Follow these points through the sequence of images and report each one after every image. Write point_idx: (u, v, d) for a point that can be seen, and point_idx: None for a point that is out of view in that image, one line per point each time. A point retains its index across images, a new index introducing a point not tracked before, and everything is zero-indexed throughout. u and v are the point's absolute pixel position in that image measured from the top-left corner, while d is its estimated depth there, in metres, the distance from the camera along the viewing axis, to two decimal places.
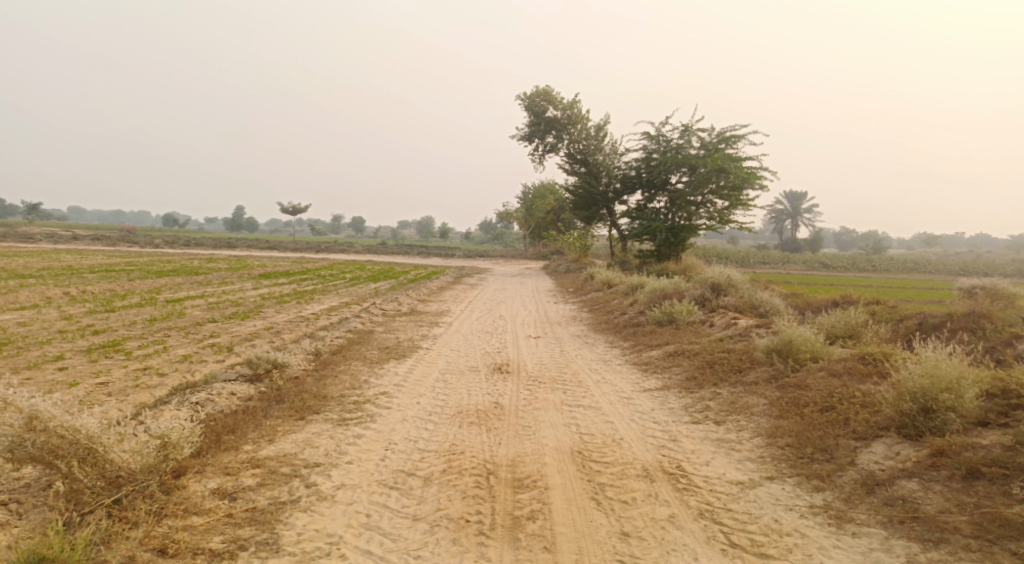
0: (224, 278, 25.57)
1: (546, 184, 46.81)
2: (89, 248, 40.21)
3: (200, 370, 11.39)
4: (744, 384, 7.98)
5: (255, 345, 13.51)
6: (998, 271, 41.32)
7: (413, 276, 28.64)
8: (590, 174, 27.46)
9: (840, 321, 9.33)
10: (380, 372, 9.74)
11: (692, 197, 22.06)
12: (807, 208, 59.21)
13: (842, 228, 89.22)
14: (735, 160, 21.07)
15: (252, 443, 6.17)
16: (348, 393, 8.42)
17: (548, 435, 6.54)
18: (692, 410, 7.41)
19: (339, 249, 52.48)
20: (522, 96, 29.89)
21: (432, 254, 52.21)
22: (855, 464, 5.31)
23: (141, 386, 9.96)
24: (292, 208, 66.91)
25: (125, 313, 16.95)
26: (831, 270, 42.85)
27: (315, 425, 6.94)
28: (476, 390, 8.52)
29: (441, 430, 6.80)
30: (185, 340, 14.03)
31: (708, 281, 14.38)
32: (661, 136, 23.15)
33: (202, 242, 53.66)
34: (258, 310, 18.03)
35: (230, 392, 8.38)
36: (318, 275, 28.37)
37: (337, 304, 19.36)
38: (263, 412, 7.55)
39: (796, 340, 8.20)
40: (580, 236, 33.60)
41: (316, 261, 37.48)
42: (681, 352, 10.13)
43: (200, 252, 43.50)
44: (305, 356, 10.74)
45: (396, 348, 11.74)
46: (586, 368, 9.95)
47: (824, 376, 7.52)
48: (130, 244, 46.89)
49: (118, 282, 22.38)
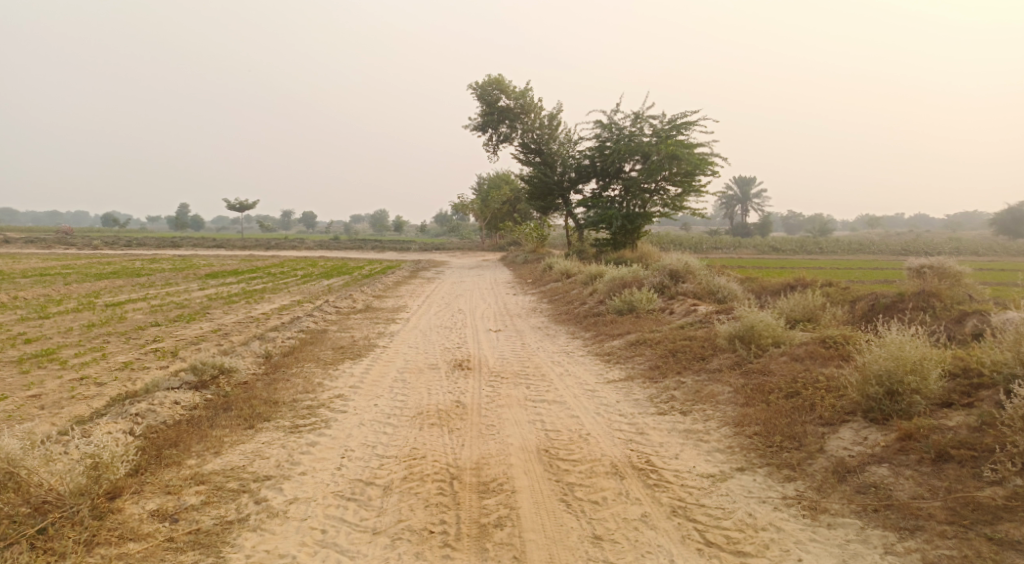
0: (168, 279, 24.57)
1: (501, 175, 46.52)
2: (23, 252, 38.22)
3: (143, 377, 10.79)
4: (708, 372, 7.89)
5: (202, 349, 12.92)
6: (936, 250, 42.84)
7: (367, 271, 28.09)
8: (544, 164, 27.29)
9: (799, 305, 9.33)
10: (336, 373, 9.36)
11: (645, 185, 22.11)
12: (756, 193, 60.39)
13: (789, 213, 91.49)
14: (686, 147, 21.16)
15: (196, 457, 5.76)
16: (302, 397, 8.03)
17: (512, 434, 6.31)
18: (658, 400, 7.27)
19: (290, 246, 51.23)
20: (473, 86, 29.49)
21: (387, 248, 51.39)
22: (824, 451, 5.23)
23: (79, 398, 9.36)
24: (240, 205, 65.06)
25: (61, 319, 16.04)
26: (780, 254, 43.84)
27: (265, 434, 6.55)
28: (436, 388, 8.23)
29: (400, 433, 6.50)
30: (126, 346, 13.32)
31: (666, 268, 14.34)
32: (614, 125, 23.09)
33: (146, 241, 51.65)
34: (205, 311, 17.32)
35: (173, 401, 7.89)
36: (269, 273, 27.53)
37: (289, 303, 18.73)
38: (209, 422, 7.11)
39: (758, 326, 8.15)
40: (536, 227, 33.47)
41: (267, 259, 36.45)
42: (642, 341, 10.02)
43: (143, 252, 41.83)
44: (255, 359, 10.27)
45: (352, 347, 11.35)
46: (548, 361, 9.75)
47: (787, 361, 7.48)
48: (68, 246, 44.80)
49: (54, 287, 21.27)
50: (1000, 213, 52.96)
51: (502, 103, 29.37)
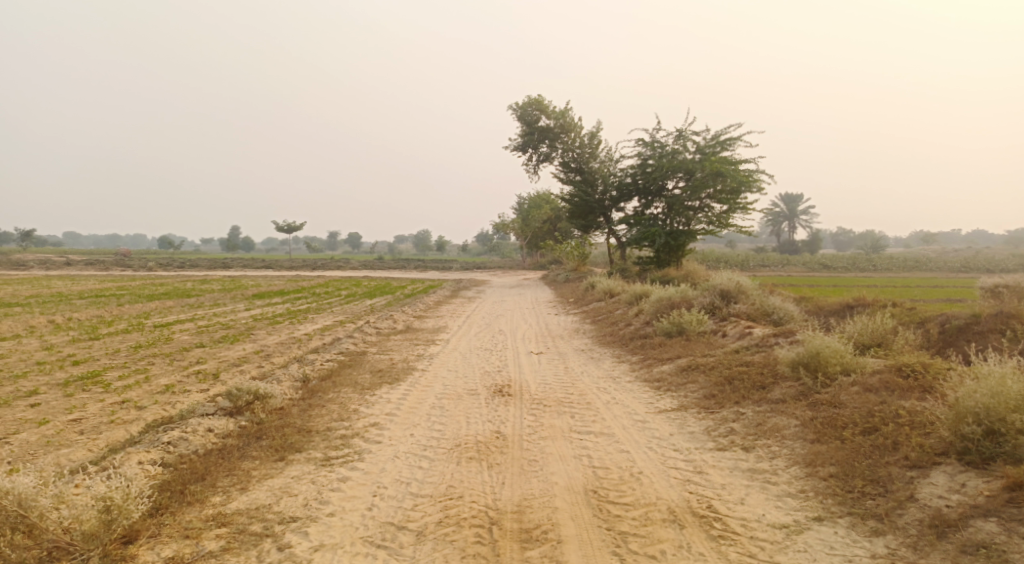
0: (216, 300, 24.80)
1: (543, 194, 46.10)
2: (81, 275, 39.18)
3: (181, 402, 10.60)
4: (770, 402, 7.25)
5: (243, 371, 12.76)
6: (999, 267, 40.83)
7: (410, 291, 28.02)
8: (586, 182, 26.83)
9: (866, 329, 8.58)
10: (372, 399, 8.98)
11: (689, 203, 21.45)
12: (804, 209, 58.76)
13: (840, 229, 88.79)
14: (732, 163, 20.48)
15: (222, 493, 5.44)
16: (336, 426, 7.67)
17: (557, 471, 5.80)
18: (716, 434, 6.68)
19: (335, 267, 51.73)
20: (514, 106, 29.26)
21: (429, 268, 51.47)
22: (915, 499, 4.59)
23: (116, 423, 9.18)
24: (287, 226, 66.33)
25: (109, 341, 16.15)
26: (831, 272, 42.31)
27: (295, 467, 6.18)
28: (475, 417, 7.77)
29: (436, 468, 6.06)
30: (169, 368, 13.25)
31: (716, 288, 13.65)
32: (656, 141, 22.52)
33: (197, 262, 52.99)
34: (249, 332, 17.27)
35: (206, 429, 7.61)
36: (313, 293, 27.61)
37: (331, 324, 18.58)
38: (240, 452, 6.79)
39: (824, 352, 7.49)
40: (578, 245, 32.98)
41: (310, 279, 36.71)
42: (695, 366, 9.39)
43: (194, 274, 42.73)
44: (292, 383, 9.97)
45: (390, 371, 10.99)
46: (593, 387, 9.20)
47: (859, 391, 6.81)
48: (123, 268, 45.95)
49: (106, 308, 21.64)
50: None
51: (542, 122, 29.08)
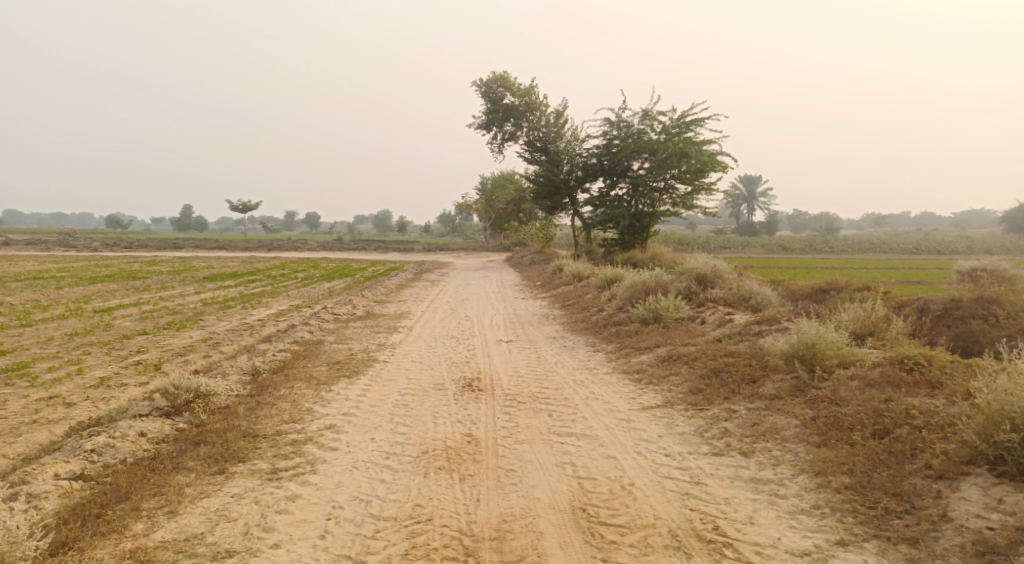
0: (166, 282, 23.38)
1: (506, 175, 45.27)
2: (21, 254, 36.92)
3: (116, 397, 9.57)
4: (764, 399, 6.69)
5: (188, 362, 11.73)
6: (950, 249, 41.77)
7: (371, 273, 26.98)
8: (551, 163, 26.13)
9: (858, 318, 8.09)
10: (328, 396, 8.15)
11: (654, 183, 20.91)
12: (762, 191, 59.39)
13: (795, 212, 90.18)
14: (695, 144, 19.94)
15: (146, 520, 4.66)
16: (287, 430, 6.84)
17: (539, 483, 5.15)
18: (710, 436, 6.08)
19: (294, 247, 50.10)
20: (476, 83, 28.35)
21: (390, 249, 50.32)
22: (949, 519, 4.10)
23: (40, 423, 8.15)
24: (243, 206, 64.20)
25: (43, 328, 14.87)
26: (789, 253, 42.68)
27: (237, 482, 5.37)
28: (442, 417, 7.03)
29: (401, 481, 5.32)
30: (107, 358, 12.13)
31: (692, 273, 13.09)
32: (622, 121, 21.88)
33: (148, 242, 50.68)
34: (198, 318, 16.13)
35: (137, 433, 6.70)
36: (270, 275, 26.28)
37: (287, 308, 17.57)
38: (173, 463, 5.95)
39: (821, 343, 6.96)
40: (542, 227, 32.33)
41: (267, 260, 35.17)
42: (676, 357, 8.81)
43: (144, 254, 40.86)
44: (240, 378, 9.05)
45: (349, 363, 10.15)
46: (569, 380, 8.53)
47: (860, 387, 6.31)
48: (69, 248, 43.71)
49: (44, 291, 20.15)
50: (1011, 212, 52.36)
51: (507, 100, 28.17)
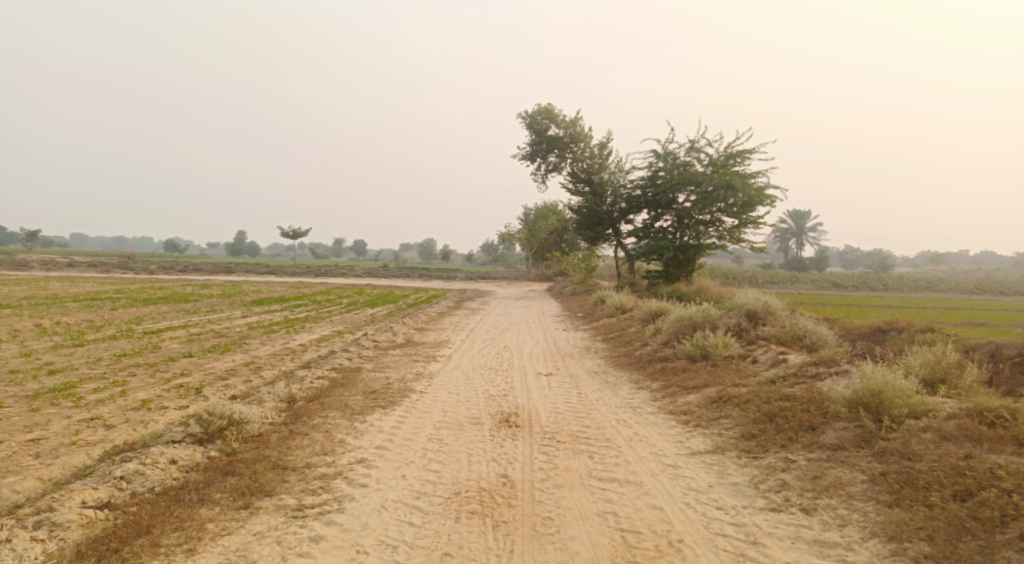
0: (213, 305, 23.73)
1: (550, 205, 45.15)
2: (82, 275, 38.15)
3: (155, 421, 9.51)
4: (826, 449, 6.17)
5: (228, 386, 11.68)
6: (1013, 289, 39.73)
7: (413, 301, 26.94)
8: (595, 194, 25.87)
9: (927, 362, 7.49)
10: (362, 428, 7.91)
11: (700, 216, 20.40)
12: (812, 225, 57.84)
13: (846, 247, 87.60)
14: (744, 176, 19.41)
15: (163, 560, 4.46)
16: (317, 462, 6.60)
17: (578, 536, 4.78)
18: (766, 487, 5.60)
19: (340, 273, 50.69)
20: (522, 114, 28.42)
21: (433, 277, 50.52)
22: None
23: (77, 445, 8.09)
24: (293, 232, 65.62)
25: (93, 348, 15.11)
26: (841, 290, 41.17)
27: (261, 518, 5.13)
28: (478, 455, 6.69)
29: (431, 524, 5.01)
30: (150, 380, 12.16)
31: (742, 308, 12.52)
32: (668, 152, 21.51)
33: (200, 266, 51.88)
34: (242, 342, 16.20)
35: (168, 460, 6.53)
36: (314, 301, 26.46)
37: (328, 334, 17.54)
38: (200, 494, 5.74)
39: (889, 390, 6.40)
40: (585, 258, 31.94)
41: (313, 286, 35.57)
42: (727, 397, 8.30)
43: (196, 277, 41.84)
44: (275, 404, 8.89)
45: (385, 393, 9.91)
46: (612, 419, 8.11)
47: (933, 440, 5.75)
48: (126, 270, 45.04)
49: (97, 311, 20.62)
50: None
51: (552, 131, 28.11)
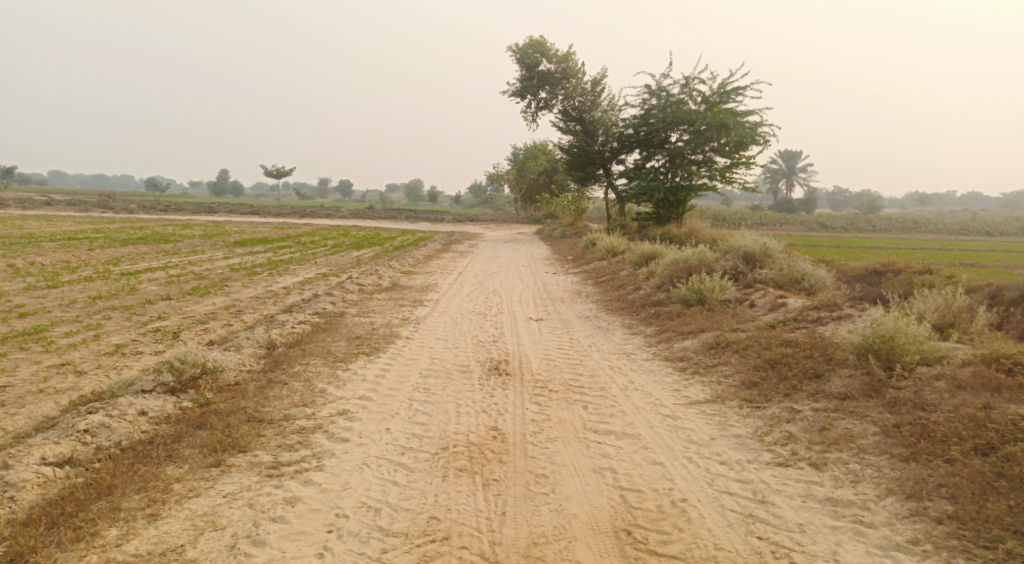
0: (195, 246, 23.01)
1: (540, 145, 44.13)
2: (60, 215, 37.03)
3: (129, 367, 9.06)
4: (834, 399, 5.84)
5: (208, 331, 11.21)
6: (1001, 230, 39.56)
7: (400, 243, 26.37)
8: (585, 133, 25.06)
9: (937, 307, 7.15)
10: (345, 376, 7.54)
11: (692, 156, 19.79)
12: (803, 166, 57.15)
13: (834, 188, 87.11)
14: (737, 115, 18.73)
15: (122, 528, 4.09)
16: (295, 415, 6.21)
17: (575, 496, 4.45)
18: (773, 441, 5.27)
19: (326, 215, 49.64)
20: (512, 49, 27.24)
21: (421, 218, 49.64)
22: None
23: (45, 394, 7.64)
24: (276, 172, 64.17)
25: (68, 290, 14.48)
26: (830, 232, 40.89)
27: (232, 478, 4.75)
28: (466, 405, 6.33)
29: (417, 483, 4.67)
30: (126, 324, 11.67)
31: (739, 250, 12.08)
32: (661, 89, 20.69)
33: (182, 205, 50.64)
34: (223, 284, 15.65)
35: (136, 412, 6.10)
36: (299, 242, 25.79)
37: (313, 277, 17.02)
38: (169, 450, 5.35)
39: (902, 337, 6.05)
40: (574, 200, 31.30)
41: (298, 227, 34.76)
42: (726, 343, 7.97)
43: (177, 218, 40.76)
44: (254, 351, 8.45)
45: (370, 338, 9.51)
46: (606, 366, 7.77)
47: (948, 389, 5.43)
48: (106, 209, 43.79)
49: (74, 252, 19.89)
50: None
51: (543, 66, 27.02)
